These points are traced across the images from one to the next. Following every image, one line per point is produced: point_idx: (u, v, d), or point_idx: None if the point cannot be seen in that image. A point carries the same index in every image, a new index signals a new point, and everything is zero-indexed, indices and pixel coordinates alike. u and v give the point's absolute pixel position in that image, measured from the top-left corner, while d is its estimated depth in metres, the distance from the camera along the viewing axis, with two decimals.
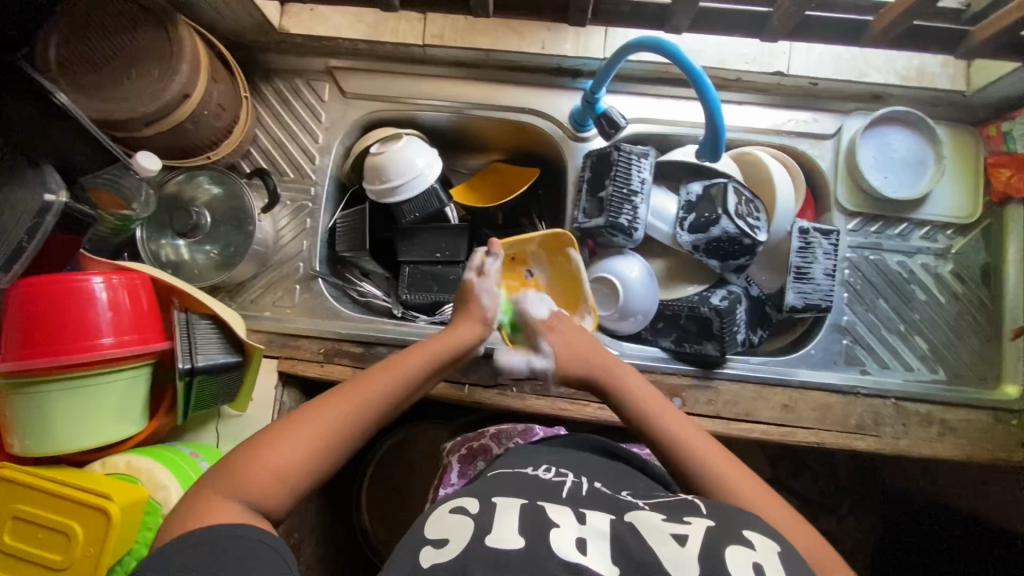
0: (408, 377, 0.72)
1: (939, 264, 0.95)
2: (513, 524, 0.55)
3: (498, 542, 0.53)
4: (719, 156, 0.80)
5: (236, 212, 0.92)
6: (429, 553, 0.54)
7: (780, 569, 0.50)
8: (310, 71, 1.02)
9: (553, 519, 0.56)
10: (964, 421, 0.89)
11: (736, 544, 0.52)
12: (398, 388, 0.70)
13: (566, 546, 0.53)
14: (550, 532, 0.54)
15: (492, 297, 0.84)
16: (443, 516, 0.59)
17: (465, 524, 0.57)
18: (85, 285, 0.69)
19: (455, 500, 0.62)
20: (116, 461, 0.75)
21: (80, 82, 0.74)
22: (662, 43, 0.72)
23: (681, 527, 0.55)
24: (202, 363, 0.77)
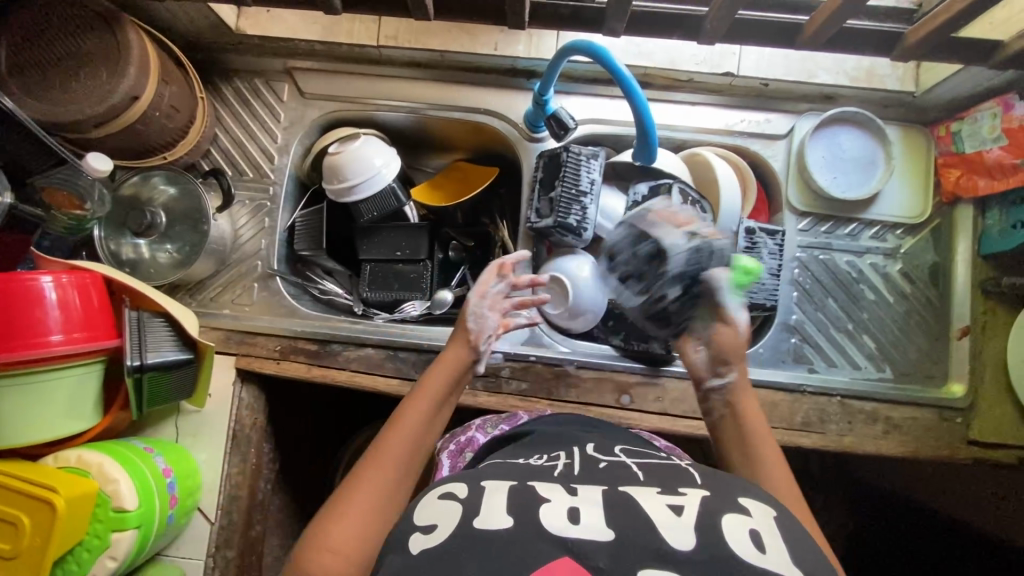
0: (426, 413, 0.67)
1: (889, 264, 0.96)
2: (501, 505, 0.50)
3: (485, 523, 0.48)
4: (654, 158, 0.84)
5: (192, 211, 0.93)
6: (418, 538, 0.49)
7: (778, 536, 0.48)
8: (270, 71, 1.03)
9: (542, 495, 0.52)
10: (908, 419, 0.90)
11: (734, 512, 0.49)
12: (423, 430, 0.65)
13: (559, 521, 0.48)
14: (540, 510, 0.49)
15: (482, 319, 0.77)
16: (430, 503, 0.53)
17: (452, 508, 0.51)
18: (34, 284, 0.70)
19: (445, 483, 0.55)
20: (67, 454, 0.77)
21: (30, 85, 0.76)
22: (592, 47, 0.76)
23: (676, 498, 0.51)
24: (151, 360, 0.79)
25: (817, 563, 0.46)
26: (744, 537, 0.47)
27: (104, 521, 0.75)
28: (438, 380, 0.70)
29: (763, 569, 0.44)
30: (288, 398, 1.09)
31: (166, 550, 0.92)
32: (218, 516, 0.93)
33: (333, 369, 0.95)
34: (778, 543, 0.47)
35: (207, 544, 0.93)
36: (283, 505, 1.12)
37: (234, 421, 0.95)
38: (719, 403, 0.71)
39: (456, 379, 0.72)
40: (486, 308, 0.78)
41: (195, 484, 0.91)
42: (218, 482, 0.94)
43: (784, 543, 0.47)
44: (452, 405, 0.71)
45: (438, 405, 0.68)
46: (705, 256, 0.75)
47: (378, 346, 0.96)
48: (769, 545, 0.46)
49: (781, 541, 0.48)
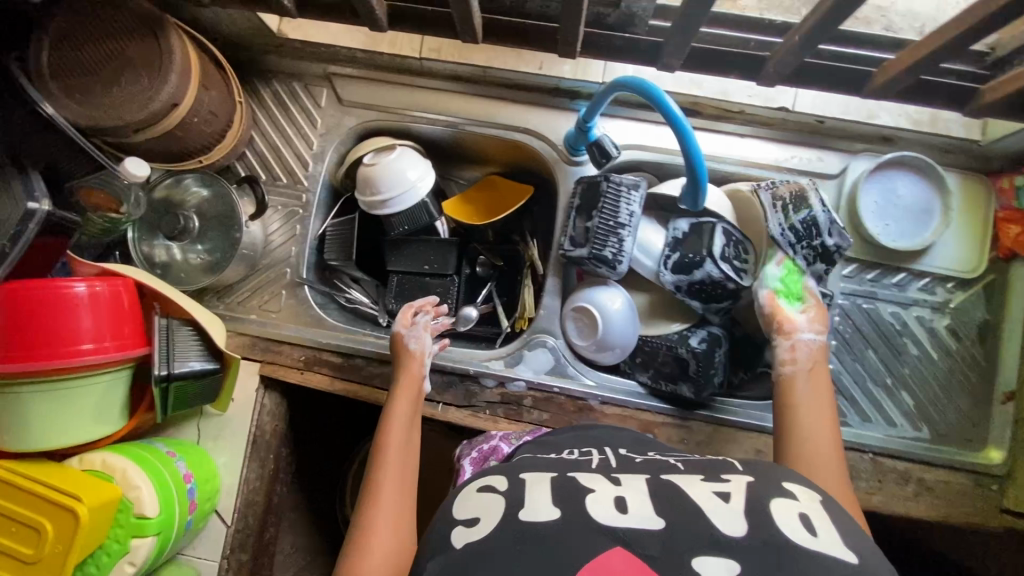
0: (400, 423, 0.76)
1: (935, 318, 0.91)
2: (546, 496, 0.51)
3: (532, 516, 0.49)
4: (702, 201, 0.78)
5: (224, 216, 0.93)
6: (461, 532, 0.50)
7: (829, 522, 0.48)
8: (309, 75, 1.01)
9: (587, 487, 0.52)
10: (941, 482, 0.87)
11: (781, 496, 0.50)
12: (403, 440, 0.74)
13: (607, 512, 0.49)
14: (586, 499, 0.50)
15: (420, 339, 0.87)
16: (471, 495, 0.55)
17: (495, 500, 0.53)
18: (68, 291, 0.70)
19: (483, 478, 0.57)
20: (93, 457, 0.77)
21: (71, 88, 0.75)
22: (642, 85, 0.72)
23: (722, 485, 0.51)
24: (178, 370, 0.80)
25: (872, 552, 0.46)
26: (795, 521, 0.47)
27: (125, 526, 0.76)
28: (400, 397, 0.79)
29: (818, 552, 0.44)
30: (308, 405, 1.09)
31: (184, 550, 0.93)
32: (234, 519, 0.94)
33: (356, 384, 0.94)
34: (828, 525, 0.47)
35: (221, 546, 0.93)
36: (297, 505, 1.14)
37: (255, 428, 0.95)
38: (805, 357, 0.75)
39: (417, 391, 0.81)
40: (422, 332, 0.87)
41: (215, 488, 0.92)
42: (236, 486, 0.94)
43: (834, 529, 0.47)
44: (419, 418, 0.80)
45: (406, 416, 0.77)
46: (808, 228, 0.82)
47: None
48: (820, 528, 0.47)
49: (831, 523, 0.48)
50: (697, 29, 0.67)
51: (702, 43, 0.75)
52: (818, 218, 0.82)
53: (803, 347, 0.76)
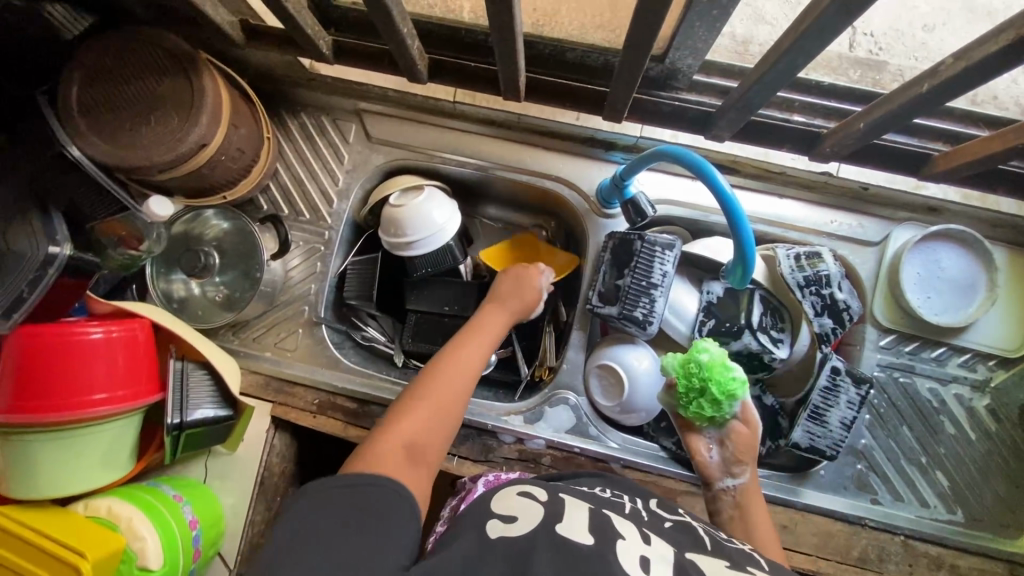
0: (486, 341, 0.80)
1: (974, 397, 0.88)
2: (582, 524, 0.57)
3: (568, 533, 0.56)
4: (746, 283, 0.73)
5: (246, 253, 0.91)
6: (498, 524, 0.58)
7: None
8: (338, 110, 1.00)
9: (619, 532, 0.57)
10: (974, 570, 0.83)
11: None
12: (478, 356, 0.78)
13: (631, 564, 0.53)
14: (616, 543, 0.55)
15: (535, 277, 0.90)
16: (510, 498, 0.63)
17: (533, 509, 0.60)
18: (82, 337, 0.68)
19: (525, 487, 0.66)
20: (98, 503, 0.75)
21: (96, 125, 0.73)
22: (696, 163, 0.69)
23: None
24: (191, 418, 0.77)
25: None
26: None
27: None
28: (494, 315, 0.84)
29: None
30: (318, 442, 1.06)
31: None
32: (237, 563, 0.91)
33: (370, 431, 0.91)
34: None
35: None
36: None
37: (264, 468, 0.93)
38: (729, 506, 0.74)
39: (509, 318, 0.85)
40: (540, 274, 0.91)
41: (219, 530, 0.89)
42: (241, 529, 0.91)
43: None
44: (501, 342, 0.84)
45: (492, 336, 0.82)
46: (820, 283, 0.79)
47: None
48: None
49: None
50: (756, 107, 0.65)
51: (763, 116, 0.73)
52: (829, 274, 0.79)
53: (726, 497, 0.75)
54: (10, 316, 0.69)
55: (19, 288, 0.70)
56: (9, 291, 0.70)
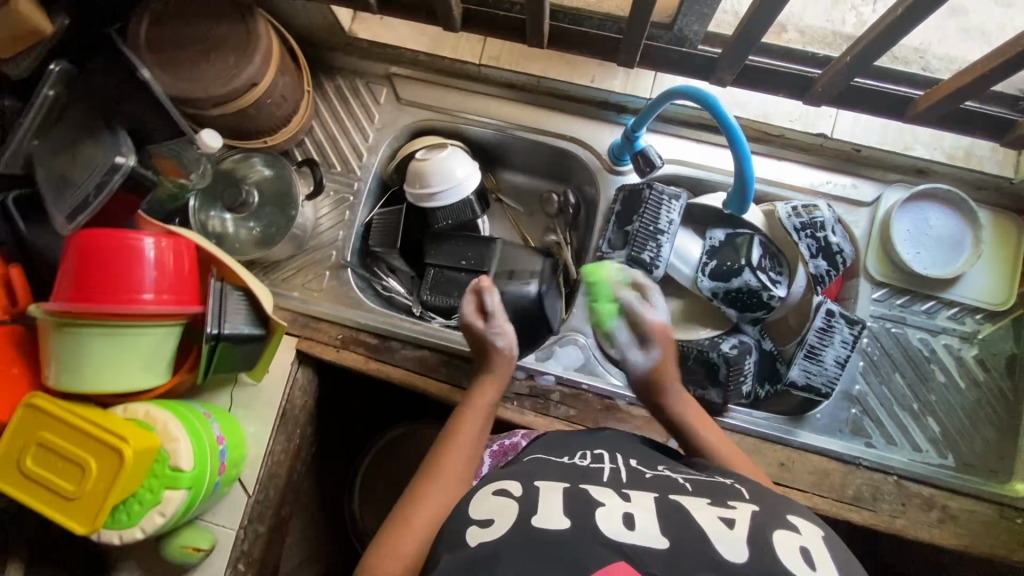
0: (469, 429, 0.78)
1: (963, 347, 0.93)
2: (558, 507, 0.55)
3: (544, 522, 0.53)
4: (747, 209, 0.82)
5: (283, 196, 0.98)
6: (475, 531, 0.55)
7: (828, 556, 0.50)
8: (370, 74, 1.08)
9: (598, 499, 0.56)
10: (966, 511, 0.86)
11: (784, 529, 0.52)
12: (465, 447, 0.76)
13: (615, 526, 0.52)
14: (596, 513, 0.53)
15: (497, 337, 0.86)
16: (487, 497, 0.59)
17: (510, 505, 0.57)
18: (136, 243, 0.75)
19: (497, 482, 0.62)
20: (136, 408, 0.79)
21: (162, 59, 0.81)
22: (703, 95, 0.77)
23: (727, 512, 0.54)
24: (228, 331, 0.82)
25: None
26: (795, 553, 0.49)
27: (159, 477, 0.77)
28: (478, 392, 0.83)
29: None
30: (335, 387, 1.11)
31: (202, 516, 0.93)
32: (256, 490, 0.94)
33: (389, 365, 0.97)
34: (827, 559, 0.49)
35: (240, 515, 0.93)
36: (311, 492, 1.13)
37: (285, 402, 0.97)
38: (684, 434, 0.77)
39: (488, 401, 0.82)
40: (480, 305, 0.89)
41: (242, 455, 0.93)
42: (263, 458, 0.95)
43: (831, 560, 0.49)
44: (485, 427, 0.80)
45: (482, 414, 0.81)
46: (813, 228, 0.86)
47: (435, 350, 0.97)
48: (819, 561, 0.49)
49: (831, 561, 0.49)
50: (756, 41, 0.73)
51: (759, 60, 0.80)
52: (821, 218, 0.86)
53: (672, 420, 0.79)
54: (76, 217, 0.77)
55: (86, 192, 0.77)
56: (77, 195, 0.78)
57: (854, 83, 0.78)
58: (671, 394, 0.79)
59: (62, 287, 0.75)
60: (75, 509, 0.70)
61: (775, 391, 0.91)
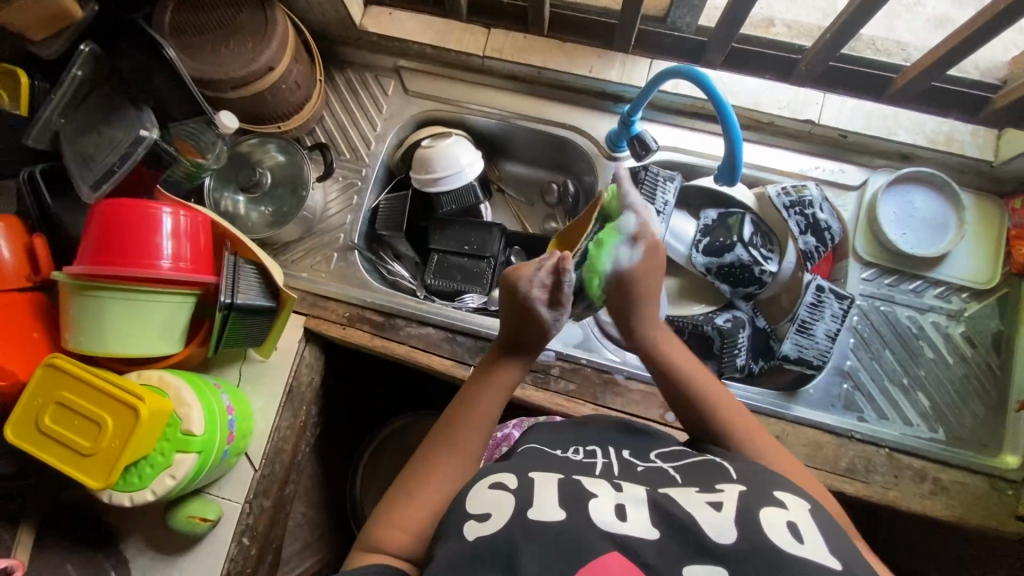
0: (482, 398, 0.71)
1: (950, 325, 0.96)
2: (554, 499, 0.53)
3: (541, 516, 0.51)
4: (736, 182, 0.87)
5: (294, 178, 1.02)
6: (473, 525, 0.53)
7: (813, 525, 0.50)
8: (379, 68, 1.13)
9: (591, 491, 0.55)
10: (957, 483, 0.88)
11: (770, 505, 0.51)
12: (477, 419, 0.69)
13: (607, 516, 0.51)
14: (590, 504, 0.52)
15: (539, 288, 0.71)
16: (482, 492, 0.57)
17: (505, 498, 0.55)
18: (156, 213, 0.79)
19: (493, 474, 0.59)
20: (150, 374, 0.81)
21: (186, 44, 0.86)
22: (695, 75, 0.82)
23: (715, 495, 0.53)
24: (240, 301, 0.85)
25: (851, 552, 0.48)
26: (783, 529, 0.48)
27: (171, 441, 0.78)
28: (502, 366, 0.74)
29: (799, 557, 0.46)
30: (340, 368, 1.13)
31: (209, 489, 0.94)
32: (262, 464, 0.96)
33: (395, 342, 1.00)
34: (814, 532, 0.49)
35: (246, 489, 0.94)
36: (314, 474, 1.14)
37: (293, 378, 0.99)
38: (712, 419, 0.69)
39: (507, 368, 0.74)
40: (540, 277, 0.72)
41: (250, 429, 0.95)
42: (269, 433, 0.97)
43: (818, 535, 0.49)
44: (502, 395, 0.73)
45: (503, 393, 0.73)
46: (801, 205, 0.90)
47: (439, 327, 1.00)
48: (806, 535, 0.48)
49: (818, 531, 0.49)
50: (741, 23, 0.77)
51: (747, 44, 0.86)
52: (809, 196, 0.90)
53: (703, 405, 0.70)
54: (101, 184, 0.82)
55: (112, 162, 0.83)
56: (103, 165, 0.83)
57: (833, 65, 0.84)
58: (642, 310, 0.75)
59: (85, 253, 0.78)
60: (90, 465, 0.73)
61: (769, 366, 0.95)
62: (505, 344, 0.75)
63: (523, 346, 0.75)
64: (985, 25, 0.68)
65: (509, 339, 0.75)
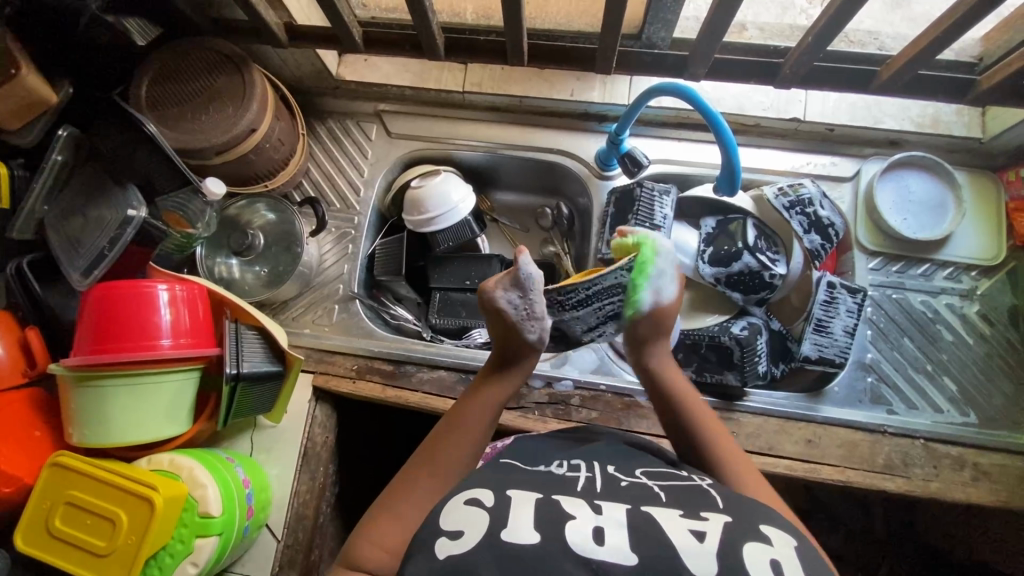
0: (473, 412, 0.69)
1: (965, 304, 0.95)
2: (529, 520, 0.50)
3: (514, 536, 0.49)
4: (737, 191, 0.87)
5: (287, 236, 1.00)
6: (445, 543, 0.50)
7: (799, 566, 0.47)
8: (360, 114, 1.12)
9: (568, 511, 0.51)
10: (997, 466, 0.86)
11: (755, 541, 0.48)
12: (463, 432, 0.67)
13: (583, 540, 0.48)
14: (566, 525, 0.50)
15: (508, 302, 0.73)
16: (457, 508, 0.54)
17: (480, 515, 0.52)
18: (151, 291, 0.76)
19: (468, 490, 0.56)
20: (161, 458, 0.78)
21: (164, 116, 0.85)
22: (680, 89, 0.82)
23: (697, 523, 0.50)
24: (246, 370, 0.83)
25: None
26: (764, 567, 0.46)
27: (189, 526, 0.74)
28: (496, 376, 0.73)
29: None
30: (353, 421, 1.10)
31: (233, 566, 0.91)
32: (285, 534, 0.92)
33: (407, 390, 0.97)
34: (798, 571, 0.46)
35: (271, 561, 0.91)
36: (338, 535, 1.09)
37: (306, 439, 0.95)
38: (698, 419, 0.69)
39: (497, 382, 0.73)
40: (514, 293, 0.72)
41: (267, 499, 0.91)
42: (288, 499, 0.93)
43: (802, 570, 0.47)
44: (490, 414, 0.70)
45: (492, 407, 0.71)
46: (799, 204, 0.89)
47: (451, 369, 0.98)
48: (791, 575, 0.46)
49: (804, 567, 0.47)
50: (720, 36, 0.77)
51: (724, 53, 0.86)
52: (807, 194, 0.89)
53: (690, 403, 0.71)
54: (92, 270, 0.81)
55: (100, 246, 0.82)
56: (93, 250, 0.82)
57: (816, 65, 0.83)
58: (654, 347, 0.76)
59: (82, 342, 0.76)
60: (107, 565, 0.70)
61: (790, 369, 0.92)
62: (496, 357, 0.75)
63: (515, 358, 0.74)
64: (962, 14, 0.69)
65: (499, 354, 0.75)
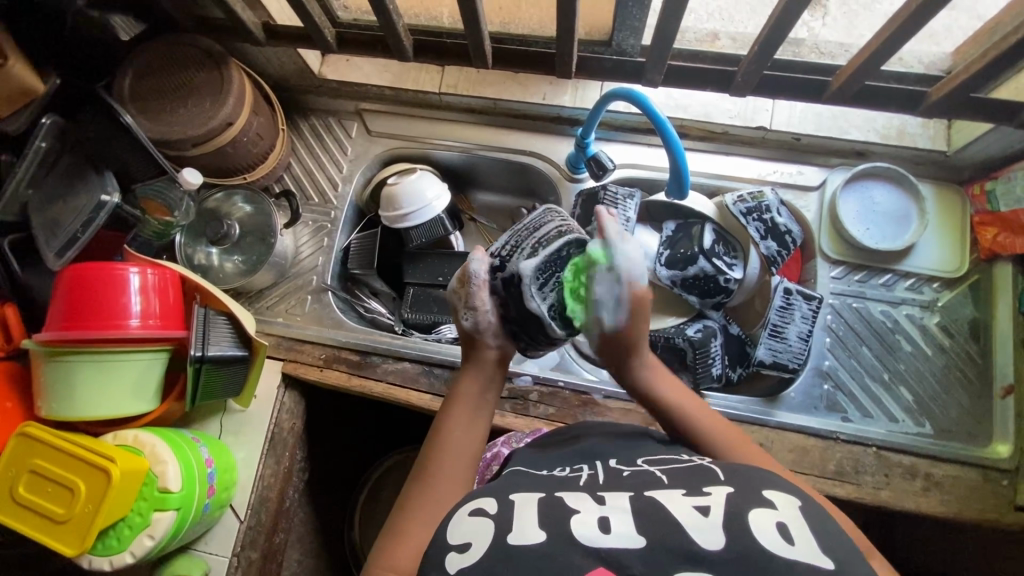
0: (463, 418, 0.67)
1: (925, 315, 0.96)
2: (533, 518, 0.48)
3: (519, 538, 0.46)
4: (686, 195, 0.90)
5: (262, 227, 1.03)
6: (454, 557, 0.47)
7: (805, 528, 0.45)
8: (342, 112, 1.16)
9: (573, 506, 0.49)
10: (949, 477, 0.86)
11: (759, 506, 0.46)
12: (461, 438, 0.65)
13: (588, 531, 0.46)
14: (571, 520, 0.47)
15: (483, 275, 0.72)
16: (462, 520, 0.51)
17: (486, 524, 0.49)
18: (121, 273, 0.80)
19: (474, 499, 0.53)
20: (126, 434, 0.81)
21: (146, 108, 0.89)
22: (630, 94, 0.84)
23: (700, 498, 0.48)
24: (212, 353, 0.86)
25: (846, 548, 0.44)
26: (770, 531, 0.44)
27: (148, 499, 0.77)
28: (471, 372, 0.72)
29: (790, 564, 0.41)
30: (323, 408, 1.13)
31: (197, 545, 0.94)
32: (247, 514, 0.95)
33: (373, 380, 0.99)
34: (805, 532, 0.44)
35: (232, 542, 0.93)
36: (306, 520, 1.12)
37: (274, 425, 0.98)
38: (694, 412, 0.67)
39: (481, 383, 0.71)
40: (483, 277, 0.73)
41: (232, 480, 0.94)
42: (252, 481, 0.96)
43: (811, 538, 0.44)
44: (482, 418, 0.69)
45: (478, 406, 0.69)
46: (755, 211, 0.91)
47: (415, 362, 1.00)
48: (797, 537, 0.44)
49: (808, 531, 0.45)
50: (672, 41, 0.79)
51: (683, 60, 0.88)
52: (766, 202, 0.91)
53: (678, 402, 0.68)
54: (66, 252, 0.85)
55: (75, 229, 0.86)
56: (67, 231, 0.87)
57: (768, 74, 0.85)
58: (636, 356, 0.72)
59: (54, 319, 0.80)
60: (66, 532, 0.73)
61: (747, 372, 0.94)
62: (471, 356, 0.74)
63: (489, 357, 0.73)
64: (900, 25, 0.71)
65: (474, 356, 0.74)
